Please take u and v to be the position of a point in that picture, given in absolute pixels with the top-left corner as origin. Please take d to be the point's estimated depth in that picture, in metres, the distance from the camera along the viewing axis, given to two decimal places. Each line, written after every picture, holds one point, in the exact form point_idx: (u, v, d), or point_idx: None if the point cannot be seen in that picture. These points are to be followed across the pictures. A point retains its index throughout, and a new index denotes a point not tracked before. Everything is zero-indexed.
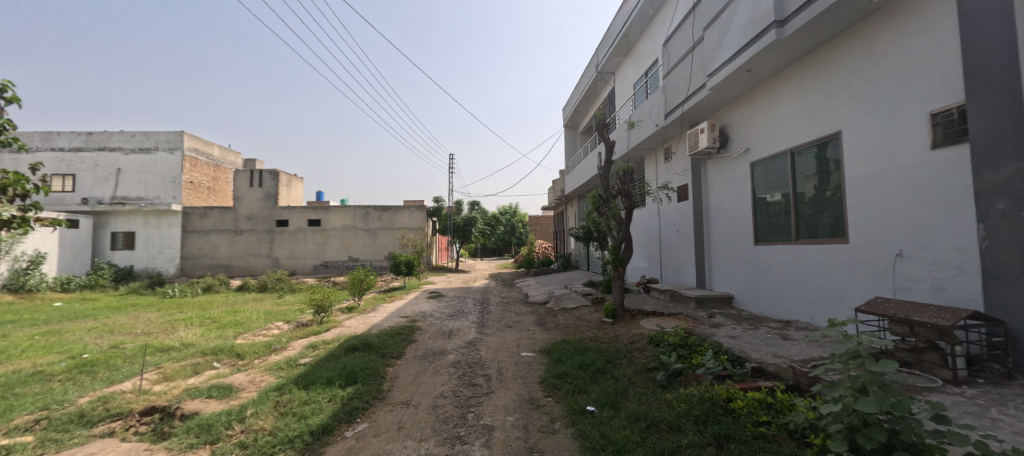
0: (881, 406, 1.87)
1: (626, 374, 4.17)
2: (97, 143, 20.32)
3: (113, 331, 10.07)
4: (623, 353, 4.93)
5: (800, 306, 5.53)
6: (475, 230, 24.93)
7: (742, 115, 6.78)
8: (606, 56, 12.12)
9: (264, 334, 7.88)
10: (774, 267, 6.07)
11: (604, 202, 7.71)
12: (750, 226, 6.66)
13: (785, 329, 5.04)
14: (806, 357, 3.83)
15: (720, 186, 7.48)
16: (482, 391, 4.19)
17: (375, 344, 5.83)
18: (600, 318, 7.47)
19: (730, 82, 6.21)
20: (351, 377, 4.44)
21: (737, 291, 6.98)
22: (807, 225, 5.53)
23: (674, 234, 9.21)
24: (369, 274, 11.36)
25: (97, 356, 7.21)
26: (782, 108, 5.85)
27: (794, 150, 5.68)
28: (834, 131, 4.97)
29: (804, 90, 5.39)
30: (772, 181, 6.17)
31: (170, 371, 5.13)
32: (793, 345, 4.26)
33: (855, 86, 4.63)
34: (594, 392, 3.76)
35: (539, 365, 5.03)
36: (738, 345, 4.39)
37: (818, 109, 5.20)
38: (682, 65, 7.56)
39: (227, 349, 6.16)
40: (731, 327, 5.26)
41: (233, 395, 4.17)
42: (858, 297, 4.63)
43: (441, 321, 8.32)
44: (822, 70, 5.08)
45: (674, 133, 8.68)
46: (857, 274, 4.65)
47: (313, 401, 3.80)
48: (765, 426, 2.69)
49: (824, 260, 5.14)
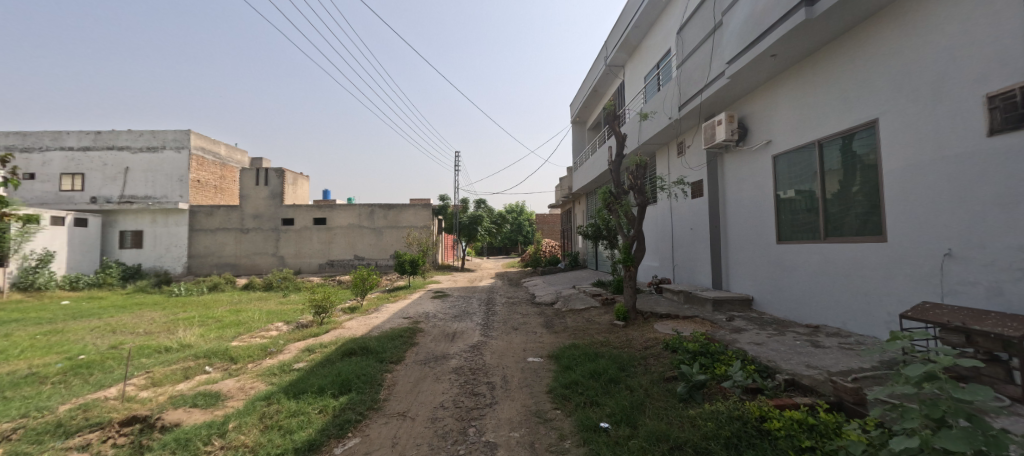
0: (973, 445, 1.50)
1: (642, 386, 3.81)
2: (106, 142, 20.44)
3: (115, 331, 9.92)
4: (637, 360, 4.58)
5: (829, 310, 5.11)
6: (481, 228, 24.61)
7: (764, 106, 6.35)
8: (616, 48, 11.72)
9: (263, 335, 7.64)
10: (800, 268, 5.66)
11: (615, 198, 7.29)
12: (773, 224, 6.23)
13: (815, 335, 4.62)
14: (844, 369, 3.45)
15: (739, 181, 7.04)
16: (485, 402, 3.86)
17: (373, 348, 5.53)
18: (610, 321, 7.10)
19: (752, 69, 5.80)
20: (345, 385, 4.14)
21: (758, 293, 6.58)
22: (838, 222, 5.11)
23: (687, 232, 8.81)
24: (372, 273, 11.09)
25: (93, 358, 7.04)
26: (808, 98, 5.44)
27: (822, 141, 5.27)
28: (870, 119, 4.53)
29: (833, 76, 4.98)
30: (798, 175, 5.75)
31: (159, 376, 4.89)
32: (826, 354, 3.87)
33: (893, 69, 4.22)
34: (608, 406, 3.41)
35: (546, 372, 4.70)
36: (766, 353, 4.01)
37: (851, 96, 4.77)
38: (698, 53, 7.14)
39: (221, 352, 5.91)
40: (754, 333, 4.86)
41: (219, 404, 3.89)
42: (898, 301, 4.18)
43: (445, 323, 8.02)
44: (854, 54, 4.67)
45: (689, 125, 8.23)
46: (897, 276, 4.21)
47: (302, 413, 3.51)
48: (809, 454, 2.31)
49: (858, 260, 4.71)
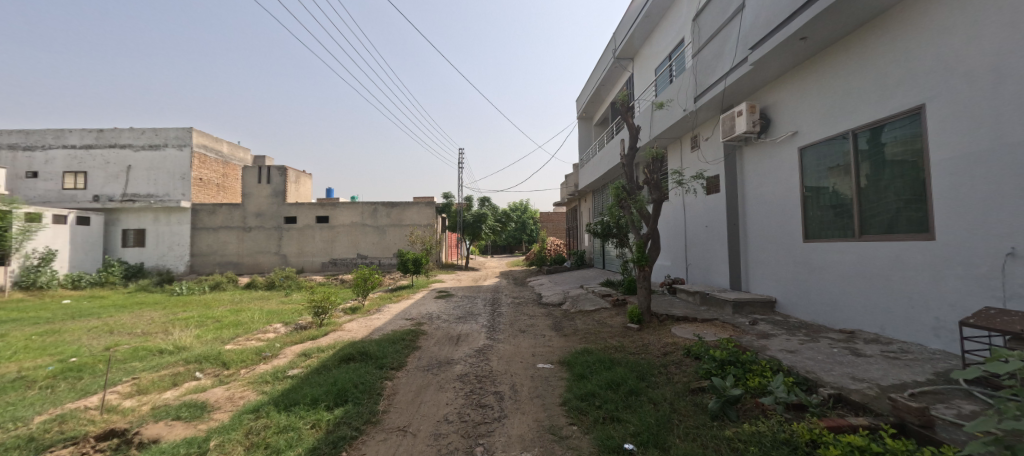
0: None
1: (666, 399, 3.45)
2: (108, 140, 20.26)
3: (112, 331, 9.68)
4: (658, 368, 4.23)
5: (865, 314, 4.73)
6: (485, 227, 24.26)
7: (790, 94, 5.93)
8: (625, 40, 11.31)
9: (260, 337, 7.34)
10: (830, 269, 5.27)
11: (629, 194, 6.86)
12: (799, 221, 5.83)
13: (852, 342, 4.23)
14: (896, 382, 3.08)
15: (761, 176, 6.65)
16: (493, 415, 3.51)
17: (373, 353, 5.21)
18: (623, 324, 6.69)
19: (778, 54, 5.38)
20: (341, 395, 3.81)
21: (782, 295, 6.19)
22: (875, 219, 4.71)
23: (703, 229, 8.42)
24: (374, 272, 10.78)
25: (86, 360, 6.78)
26: (840, 85, 5.03)
27: (857, 130, 4.86)
28: (915, 106, 4.12)
29: (871, 60, 4.57)
30: (828, 167, 5.34)
31: (145, 384, 4.60)
32: (871, 365, 3.49)
33: (944, 49, 3.81)
34: (632, 423, 3.06)
35: (558, 381, 4.35)
36: (802, 362, 3.64)
37: (892, 80, 4.35)
38: (717, 40, 6.73)
39: (213, 356, 5.62)
40: (785, 339, 4.48)
41: (204, 417, 3.58)
42: (948, 305, 3.79)
43: (449, 324, 7.71)
44: (898, 34, 4.26)
45: (706, 117, 7.81)
46: (945, 277, 3.83)
47: (292, 429, 3.18)
48: None
49: (898, 260, 4.32)
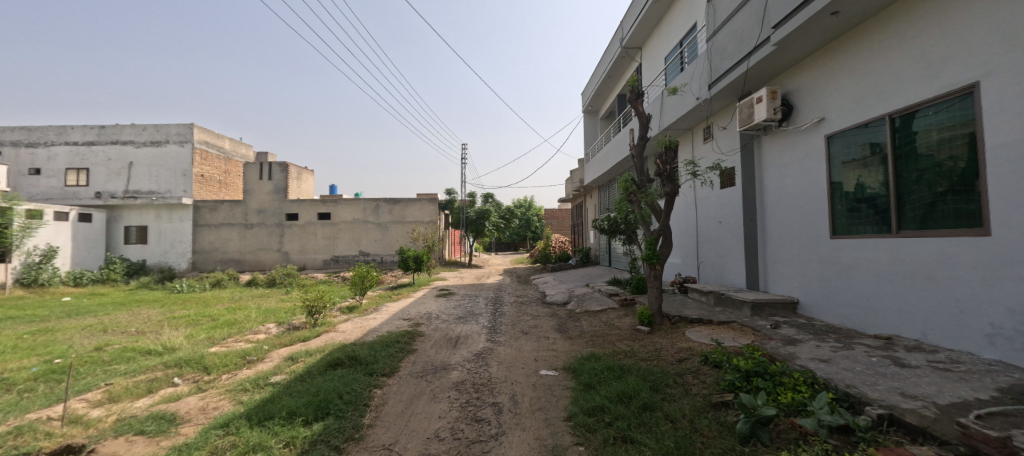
0: None
1: (684, 415, 3.05)
2: (109, 136, 20.13)
3: (105, 330, 9.43)
4: (673, 378, 3.83)
5: (903, 318, 4.27)
6: (489, 224, 23.86)
7: (817, 77, 5.47)
8: (632, 28, 10.85)
9: (249, 338, 7.03)
10: (861, 267, 4.83)
11: (638, 187, 6.38)
12: (825, 215, 5.39)
13: (892, 350, 3.80)
14: (956, 401, 2.65)
15: (782, 167, 6.19)
16: (490, 432, 3.13)
17: (363, 358, 4.85)
18: (633, 325, 6.26)
19: (804, 31, 4.89)
20: (322, 407, 3.45)
21: (805, 295, 5.75)
22: (913, 212, 4.26)
23: (717, 224, 7.97)
24: (372, 270, 10.40)
25: (71, 361, 6.51)
26: (875, 64, 4.57)
27: (892, 115, 4.39)
28: (965, 85, 3.65)
29: (915, 34, 4.08)
30: (858, 156, 4.88)
31: (118, 390, 4.28)
32: (921, 378, 3.06)
33: (1007, 18, 3.31)
34: (647, 446, 2.66)
35: (563, 391, 3.97)
36: (840, 374, 3.22)
37: (938, 55, 3.88)
38: (735, 20, 6.25)
39: (195, 360, 5.29)
40: (815, 345, 4.05)
41: (170, 432, 3.24)
42: (1006, 310, 3.33)
43: (448, 324, 7.35)
44: (947, 5, 3.77)
45: (722, 105, 7.34)
46: (1000, 278, 3.37)
47: (261, 448, 2.81)
48: None
49: (942, 257, 3.87)
